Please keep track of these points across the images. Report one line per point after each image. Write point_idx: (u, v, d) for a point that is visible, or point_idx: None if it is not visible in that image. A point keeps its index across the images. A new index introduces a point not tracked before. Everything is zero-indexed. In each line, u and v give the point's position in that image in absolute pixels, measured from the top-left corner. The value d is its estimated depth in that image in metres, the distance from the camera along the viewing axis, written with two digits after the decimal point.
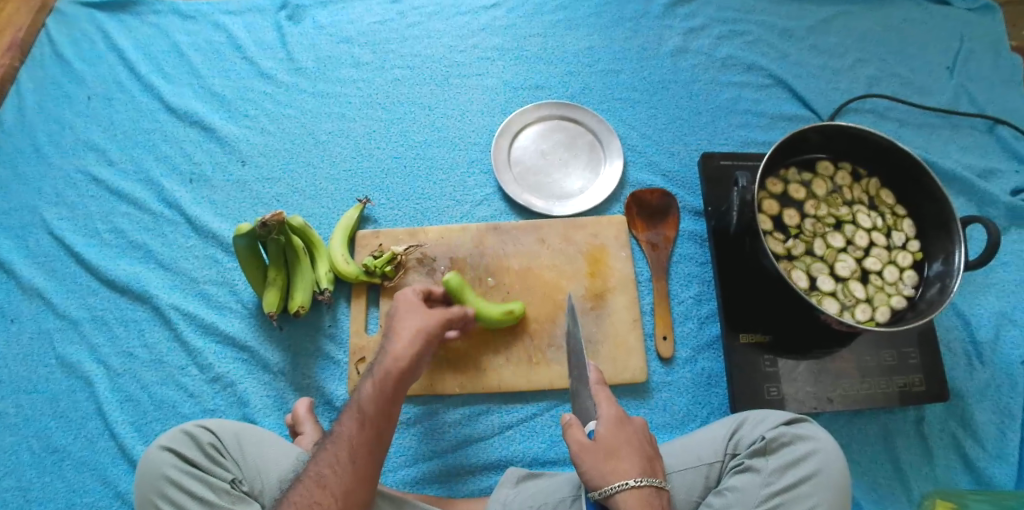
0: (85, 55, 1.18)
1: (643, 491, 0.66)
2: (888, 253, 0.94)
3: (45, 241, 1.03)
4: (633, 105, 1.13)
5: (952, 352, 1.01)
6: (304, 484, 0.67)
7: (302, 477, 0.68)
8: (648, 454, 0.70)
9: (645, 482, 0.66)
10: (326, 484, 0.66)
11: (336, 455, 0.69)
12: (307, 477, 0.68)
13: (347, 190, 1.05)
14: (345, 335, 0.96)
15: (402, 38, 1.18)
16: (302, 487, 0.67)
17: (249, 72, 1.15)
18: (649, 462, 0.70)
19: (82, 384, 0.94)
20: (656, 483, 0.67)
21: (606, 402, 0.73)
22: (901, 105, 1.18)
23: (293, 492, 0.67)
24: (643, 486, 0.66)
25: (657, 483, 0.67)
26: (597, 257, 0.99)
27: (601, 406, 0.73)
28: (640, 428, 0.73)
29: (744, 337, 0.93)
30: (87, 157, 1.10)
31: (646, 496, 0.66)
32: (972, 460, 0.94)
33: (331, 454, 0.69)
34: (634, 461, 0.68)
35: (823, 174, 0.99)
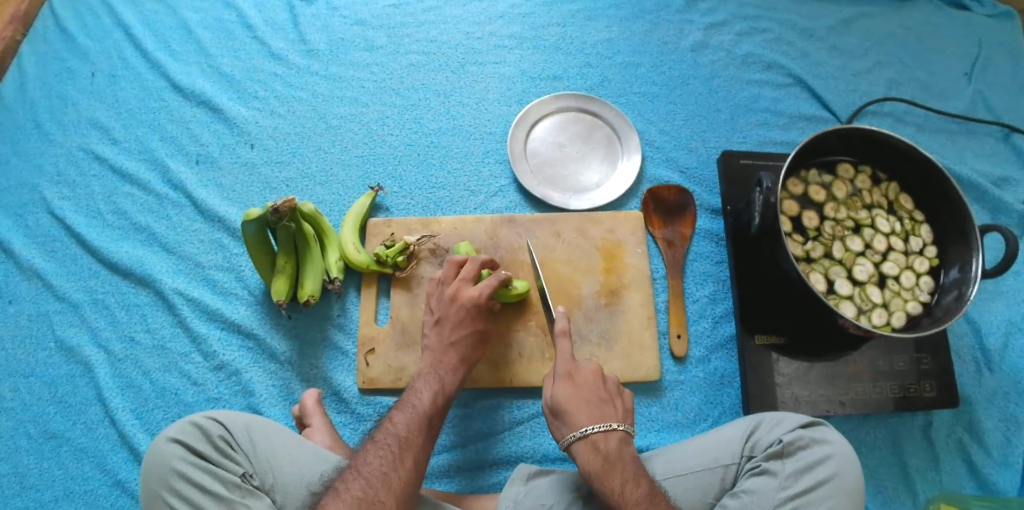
0: (89, 30, 1.14)
1: (593, 438, 0.71)
2: (906, 258, 0.94)
3: (45, 222, 1.00)
4: (652, 100, 1.11)
5: (962, 359, 1.01)
6: (371, 482, 0.68)
7: (366, 474, 0.68)
8: (604, 398, 0.75)
9: (595, 430, 0.71)
10: (394, 487, 0.68)
11: (400, 457, 0.71)
12: (371, 474, 0.68)
13: (358, 177, 1.03)
14: (354, 325, 0.94)
15: (417, 23, 1.15)
16: (370, 485, 0.67)
17: (260, 53, 1.12)
18: (607, 408, 0.74)
19: (82, 369, 0.91)
20: (609, 427, 0.72)
21: (561, 357, 0.77)
22: (918, 109, 1.17)
23: (354, 485, 0.67)
24: (593, 434, 0.71)
25: (608, 426, 0.72)
26: (613, 253, 0.97)
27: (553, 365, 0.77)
28: (594, 374, 0.77)
29: (759, 338, 0.92)
30: (90, 135, 1.06)
31: (594, 442, 0.71)
32: (978, 466, 0.94)
33: (393, 453, 0.71)
34: (584, 410, 0.73)
35: (843, 177, 0.98)
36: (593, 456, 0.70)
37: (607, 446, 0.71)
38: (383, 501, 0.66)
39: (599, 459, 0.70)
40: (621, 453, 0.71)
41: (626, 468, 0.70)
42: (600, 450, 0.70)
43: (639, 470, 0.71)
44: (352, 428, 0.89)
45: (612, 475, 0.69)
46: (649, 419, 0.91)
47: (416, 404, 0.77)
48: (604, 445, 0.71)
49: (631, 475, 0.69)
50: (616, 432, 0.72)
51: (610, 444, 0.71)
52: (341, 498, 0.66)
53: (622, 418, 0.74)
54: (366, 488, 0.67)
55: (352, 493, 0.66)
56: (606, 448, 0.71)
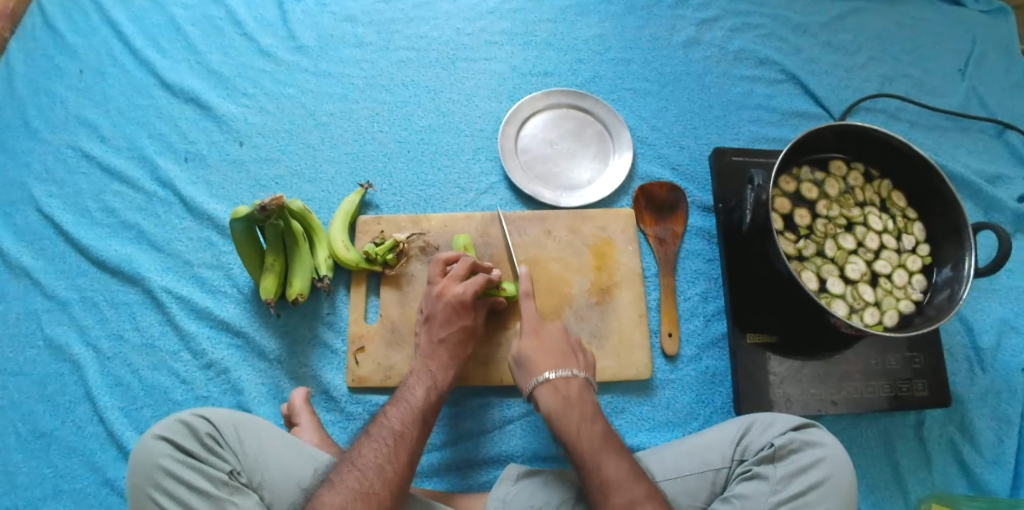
0: (78, 27, 1.13)
1: (554, 382, 0.78)
2: (898, 256, 0.94)
3: (33, 219, 0.99)
4: (644, 96, 1.11)
5: (954, 357, 1.01)
6: (366, 474, 0.68)
7: (361, 466, 0.68)
8: (567, 349, 0.82)
9: (557, 376, 0.78)
10: (389, 479, 0.68)
11: (395, 449, 0.71)
12: (365, 466, 0.68)
13: (349, 174, 1.02)
14: (344, 323, 0.94)
15: (408, 19, 1.14)
16: (365, 477, 0.67)
17: (249, 49, 1.11)
18: (569, 357, 0.81)
19: (70, 368, 0.91)
20: (570, 374, 0.79)
21: (527, 318, 0.84)
22: (911, 106, 1.16)
23: (349, 478, 0.67)
24: (555, 378, 0.78)
25: (570, 373, 0.79)
26: (604, 251, 0.97)
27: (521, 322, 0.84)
28: (557, 330, 0.84)
29: (751, 336, 0.92)
30: (79, 132, 1.05)
31: (556, 386, 0.78)
32: (969, 465, 0.94)
33: (389, 447, 0.71)
34: (548, 358, 0.80)
35: (836, 174, 0.98)
36: (554, 398, 0.77)
37: (567, 390, 0.78)
38: (378, 493, 0.67)
39: (558, 400, 0.77)
40: (580, 398, 0.77)
41: (584, 408, 0.76)
42: (560, 393, 0.77)
43: (596, 411, 0.76)
44: (342, 427, 0.88)
45: (569, 414, 0.75)
46: (640, 417, 0.91)
47: (411, 399, 0.77)
48: (565, 389, 0.78)
49: (588, 414, 0.75)
50: (577, 379, 0.79)
51: (570, 388, 0.78)
52: (336, 490, 0.66)
53: (583, 368, 0.81)
54: (361, 480, 0.67)
55: (348, 484, 0.66)
56: (567, 391, 0.77)
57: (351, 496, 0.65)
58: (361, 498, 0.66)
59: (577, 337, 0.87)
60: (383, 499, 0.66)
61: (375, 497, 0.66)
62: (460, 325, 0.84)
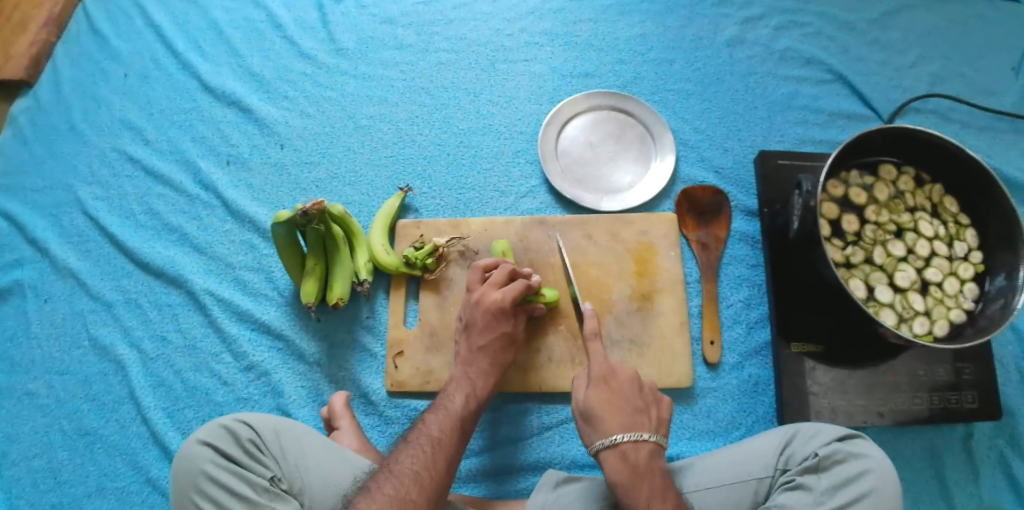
0: (121, 30, 1.13)
1: (623, 448, 0.71)
2: (950, 264, 0.91)
3: (78, 221, 1.01)
4: (687, 97, 1.08)
5: (1005, 369, 0.98)
6: (403, 480, 0.67)
7: (398, 472, 0.68)
8: (638, 406, 0.75)
9: (626, 440, 0.71)
10: (425, 486, 0.67)
11: (433, 456, 0.70)
12: (402, 473, 0.68)
13: (388, 177, 1.02)
14: (383, 327, 0.94)
15: (447, 20, 1.12)
16: (401, 483, 0.66)
17: (289, 51, 1.10)
18: (641, 417, 0.74)
19: (115, 367, 0.92)
20: (639, 437, 0.71)
21: (596, 362, 0.79)
22: (963, 106, 1.12)
23: (386, 484, 0.66)
24: (623, 443, 0.71)
25: (639, 436, 0.71)
26: (645, 256, 0.95)
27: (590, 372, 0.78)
28: (630, 382, 0.77)
29: (795, 345, 0.90)
30: (122, 135, 1.06)
31: (624, 452, 0.71)
32: (1019, 480, 0.91)
33: (427, 454, 0.70)
34: (616, 419, 0.73)
35: (885, 179, 0.95)
36: (621, 467, 0.70)
37: (636, 457, 0.70)
38: (414, 500, 0.66)
39: (627, 470, 0.69)
40: (649, 466, 0.70)
41: (653, 481, 0.69)
42: (628, 461, 0.70)
43: (667, 484, 0.69)
44: (380, 431, 0.89)
45: (639, 486, 0.68)
46: (680, 426, 0.90)
47: (450, 407, 0.77)
48: (634, 456, 0.70)
49: (657, 491, 0.68)
50: (646, 444, 0.71)
51: (640, 455, 0.71)
52: (374, 496, 0.65)
53: (653, 428, 0.74)
54: (397, 486, 0.66)
55: (385, 491, 0.65)
56: (636, 459, 0.70)
57: (388, 502, 0.64)
58: (399, 504, 0.64)
59: (653, 387, 0.80)
60: (419, 505, 0.65)
61: (412, 503, 0.65)
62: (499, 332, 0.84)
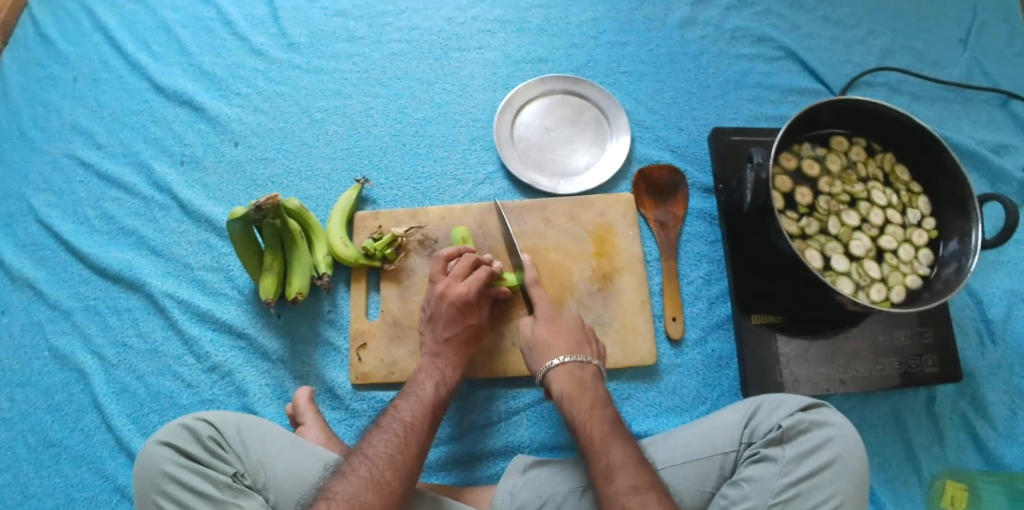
0: (70, 35, 1.12)
1: (568, 366, 0.77)
2: (903, 231, 0.92)
3: (34, 230, 0.99)
4: (640, 79, 1.09)
5: (964, 332, 0.99)
6: (377, 463, 0.67)
7: (371, 456, 0.68)
8: (580, 337, 0.81)
9: (571, 360, 0.78)
10: (400, 468, 0.67)
11: (406, 440, 0.70)
12: (375, 456, 0.68)
13: (345, 170, 1.01)
14: (345, 320, 0.93)
15: (399, 11, 1.12)
16: (376, 466, 0.67)
17: (240, 48, 1.10)
18: (583, 346, 0.80)
19: (76, 376, 0.91)
20: (583, 360, 0.78)
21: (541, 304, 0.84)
22: (912, 79, 1.14)
23: (360, 466, 0.67)
24: (569, 362, 0.78)
25: (583, 359, 0.78)
26: (604, 237, 0.96)
27: (535, 308, 0.84)
28: (573, 319, 0.83)
29: (756, 317, 0.91)
30: (75, 141, 1.05)
31: (571, 369, 0.77)
32: (982, 439, 0.93)
33: (400, 437, 0.70)
34: (562, 343, 0.80)
35: (837, 150, 0.96)
36: (568, 381, 0.76)
37: (581, 374, 0.77)
38: (388, 482, 0.66)
39: (573, 382, 0.76)
40: (592, 382, 0.77)
41: (595, 395, 0.75)
42: (575, 377, 0.77)
43: (606, 399, 0.75)
44: (347, 424, 0.88)
45: (581, 399, 0.74)
46: (647, 404, 0.90)
47: (421, 394, 0.77)
48: (579, 373, 0.77)
49: (598, 403, 0.74)
50: (589, 367, 0.78)
51: (585, 373, 0.77)
52: (348, 480, 0.65)
53: (595, 356, 0.81)
54: (372, 469, 0.66)
55: (359, 474, 0.66)
56: (581, 376, 0.77)
57: (363, 485, 0.64)
58: (373, 487, 0.65)
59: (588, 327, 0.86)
60: (395, 488, 0.66)
61: (387, 486, 0.65)
62: (460, 320, 0.83)
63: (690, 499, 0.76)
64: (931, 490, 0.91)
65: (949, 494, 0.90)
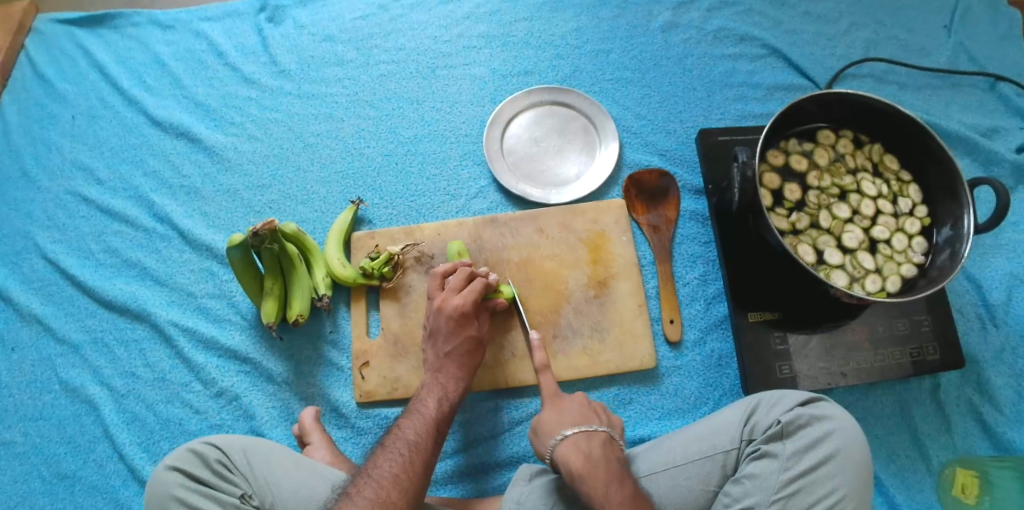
0: (67, 74, 1.14)
1: (574, 439, 0.75)
2: (896, 221, 0.92)
3: (40, 266, 1.01)
4: (626, 85, 1.10)
5: (965, 316, 0.99)
6: (383, 483, 0.68)
7: (377, 476, 0.69)
8: (587, 410, 0.80)
9: (575, 432, 0.75)
10: (406, 488, 0.68)
11: (411, 460, 0.71)
12: (381, 476, 0.69)
13: (340, 192, 1.03)
14: (347, 340, 0.94)
15: (385, 33, 1.14)
16: (381, 486, 0.68)
17: (232, 78, 1.12)
18: (590, 417, 0.79)
19: (87, 408, 0.93)
20: (590, 430, 0.76)
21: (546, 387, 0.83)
22: (898, 68, 1.15)
23: (366, 487, 0.67)
24: (574, 435, 0.75)
25: (590, 429, 0.76)
26: (597, 243, 0.97)
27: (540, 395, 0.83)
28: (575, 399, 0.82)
29: (752, 315, 0.91)
30: (77, 177, 1.07)
31: (577, 441, 0.74)
32: (990, 425, 0.93)
33: (404, 457, 0.71)
34: (566, 419, 0.78)
35: (824, 144, 0.96)
36: (577, 456, 0.72)
37: (589, 446, 0.74)
38: (395, 502, 0.67)
39: (581, 455, 0.72)
40: (603, 454, 0.73)
41: (608, 467, 0.71)
42: (583, 449, 0.73)
43: (621, 470, 0.72)
44: (354, 443, 0.89)
45: (592, 471, 0.70)
46: (649, 407, 0.91)
47: (424, 412, 0.78)
48: (587, 444, 0.74)
49: (613, 474, 0.70)
50: (598, 435, 0.76)
51: (593, 443, 0.74)
52: (354, 501, 0.66)
53: (605, 425, 0.78)
54: (378, 490, 0.67)
55: (365, 494, 0.67)
56: (589, 448, 0.73)
57: (369, 505, 0.65)
58: (380, 506, 0.66)
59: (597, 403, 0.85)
60: (401, 507, 0.66)
61: (393, 505, 0.66)
62: (460, 332, 0.84)
63: (694, 499, 0.76)
64: (941, 478, 0.91)
65: (958, 482, 0.89)
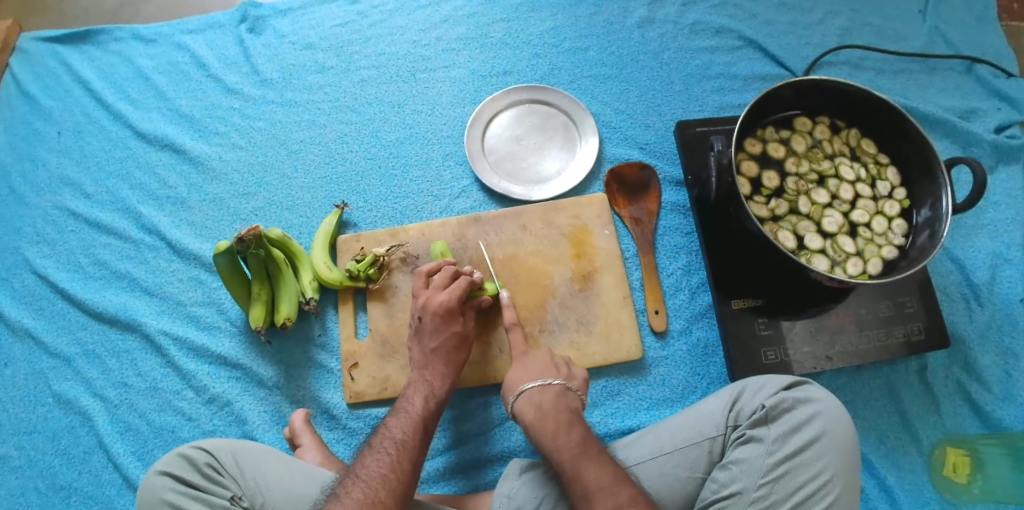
0: (52, 91, 1.16)
1: (529, 392, 0.80)
2: (875, 204, 0.93)
3: (30, 281, 1.02)
4: (605, 81, 1.12)
5: (950, 297, 1.00)
6: (370, 483, 0.69)
7: (365, 477, 0.69)
8: (546, 364, 0.84)
9: (531, 386, 0.81)
10: (394, 486, 0.69)
11: (398, 460, 0.72)
12: (369, 477, 0.69)
13: (325, 197, 1.04)
14: (335, 343, 0.95)
15: (365, 38, 1.16)
16: (369, 486, 0.68)
17: (215, 89, 1.13)
18: (547, 371, 0.83)
19: (81, 420, 0.93)
20: (544, 383, 0.81)
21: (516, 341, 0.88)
22: (875, 54, 1.16)
23: (354, 488, 0.68)
24: (530, 389, 0.80)
25: (544, 382, 0.81)
26: (581, 238, 0.98)
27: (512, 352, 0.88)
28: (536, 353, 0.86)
29: (736, 303, 0.92)
30: (65, 192, 1.08)
31: (530, 395, 0.80)
32: (979, 404, 0.93)
33: (392, 457, 0.72)
34: (525, 373, 0.83)
35: (801, 131, 0.97)
36: (528, 407, 0.79)
37: (542, 398, 0.79)
38: (383, 501, 0.67)
39: (533, 407, 0.78)
40: (554, 404, 0.78)
41: (558, 415, 0.77)
42: (534, 402, 0.79)
43: (572, 418, 0.77)
44: (345, 444, 0.90)
45: (544, 422, 0.76)
46: (637, 398, 0.91)
47: (411, 411, 0.78)
48: (539, 398, 0.79)
49: (561, 419, 0.76)
50: (551, 388, 0.80)
51: (545, 396, 0.79)
52: (343, 502, 0.67)
53: (563, 376, 0.83)
54: (366, 490, 0.68)
55: (353, 496, 0.67)
56: (541, 400, 0.79)
57: (357, 506, 0.66)
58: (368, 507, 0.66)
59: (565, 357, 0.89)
60: (389, 506, 0.67)
61: (381, 504, 0.67)
62: (445, 329, 0.85)
63: (682, 487, 0.77)
64: (933, 459, 0.91)
65: (950, 462, 0.91)
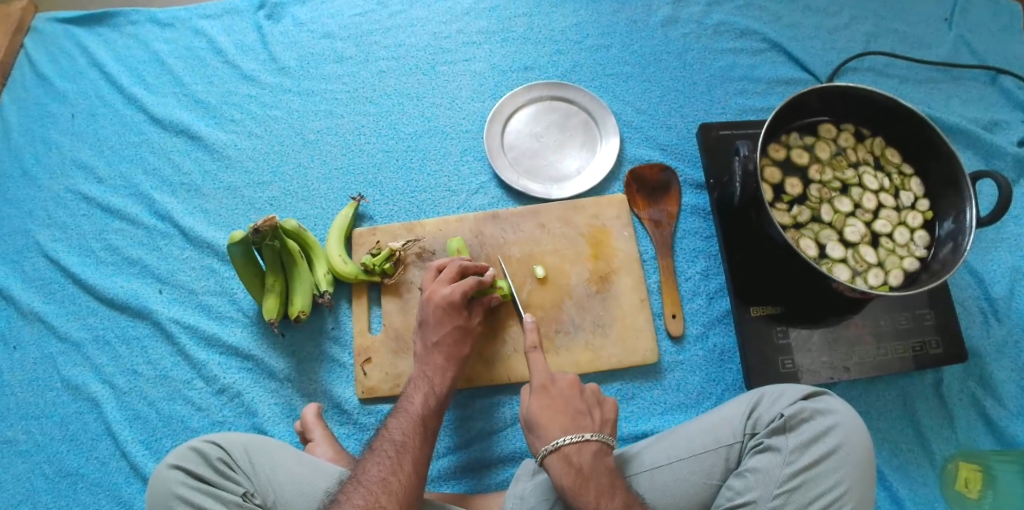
0: (66, 72, 1.14)
1: (565, 450, 0.70)
2: (897, 214, 0.92)
3: (41, 265, 1.01)
4: (626, 80, 1.10)
5: (967, 311, 0.99)
6: (371, 488, 0.67)
7: (366, 482, 0.67)
8: (577, 411, 0.75)
9: (567, 441, 0.71)
10: (394, 490, 0.67)
11: (398, 464, 0.70)
12: (370, 482, 0.67)
13: (341, 188, 1.03)
14: (348, 336, 0.94)
15: (385, 29, 1.14)
16: (370, 491, 0.66)
17: (231, 76, 1.12)
18: (581, 421, 0.74)
19: (89, 406, 0.92)
20: (581, 439, 0.71)
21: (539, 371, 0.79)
22: (900, 61, 1.14)
23: (355, 493, 0.66)
24: (566, 446, 0.71)
25: (582, 437, 0.71)
26: (599, 239, 0.97)
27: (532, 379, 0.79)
28: (569, 386, 0.78)
29: (755, 310, 0.91)
30: (77, 175, 1.07)
31: (567, 455, 0.70)
32: (993, 419, 0.92)
33: (392, 461, 0.70)
34: (558, 423, 0.73)
35: (826, 137, 0.96)
36: (566, 470, 0.69)
37: (580, 458, 0.70)
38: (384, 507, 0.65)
39: (572, 471, 0.69)
40: (593, 467, 0.69)
41: (601, 481, 0.68)
42: (572, 464, 0.69)
43: (616, 483, 0.69)
44: (356, 439, 0.89)
45: (586, 487, 0.67)
46: (651, 402, 0.91)
47: (410, 410, 0.77)
48: (577, 458, 0.70)
49: (605, 486, 0.68)
50: (590, 445, 0.71)
51: (583, 456, 0.70)
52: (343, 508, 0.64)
53: (596, 428, 0.74)
54: (366, 496, 0.66)
55: (353, 502, 0.65)
56: (579, 461, 0.70)
57: None
58: None
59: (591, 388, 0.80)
60: None
61: None
62: (448, 323, 0.84)
63: (697, 493, 0.76)
64: (944, 473, 0.91)
65: (962, 477, 0.90)
